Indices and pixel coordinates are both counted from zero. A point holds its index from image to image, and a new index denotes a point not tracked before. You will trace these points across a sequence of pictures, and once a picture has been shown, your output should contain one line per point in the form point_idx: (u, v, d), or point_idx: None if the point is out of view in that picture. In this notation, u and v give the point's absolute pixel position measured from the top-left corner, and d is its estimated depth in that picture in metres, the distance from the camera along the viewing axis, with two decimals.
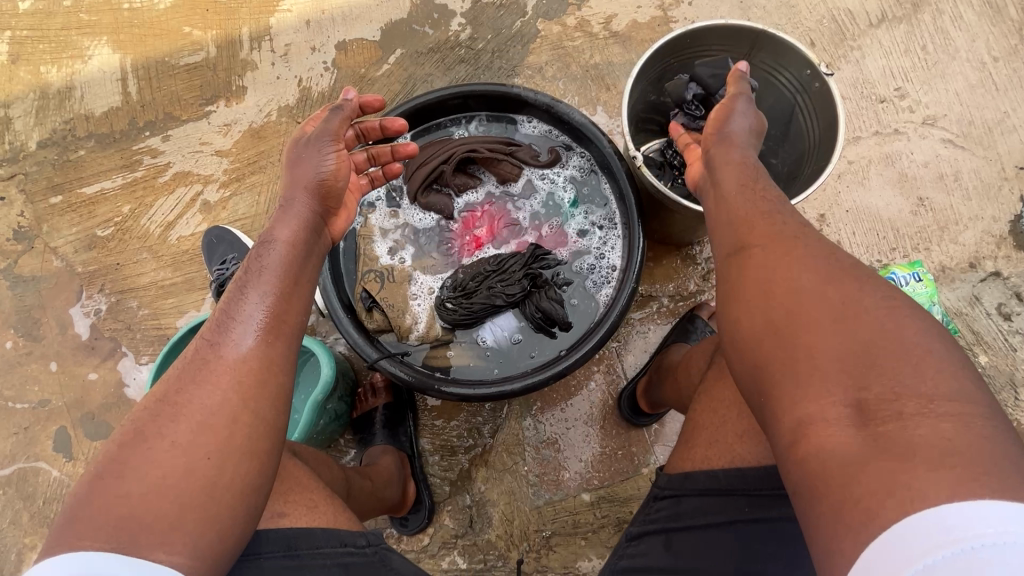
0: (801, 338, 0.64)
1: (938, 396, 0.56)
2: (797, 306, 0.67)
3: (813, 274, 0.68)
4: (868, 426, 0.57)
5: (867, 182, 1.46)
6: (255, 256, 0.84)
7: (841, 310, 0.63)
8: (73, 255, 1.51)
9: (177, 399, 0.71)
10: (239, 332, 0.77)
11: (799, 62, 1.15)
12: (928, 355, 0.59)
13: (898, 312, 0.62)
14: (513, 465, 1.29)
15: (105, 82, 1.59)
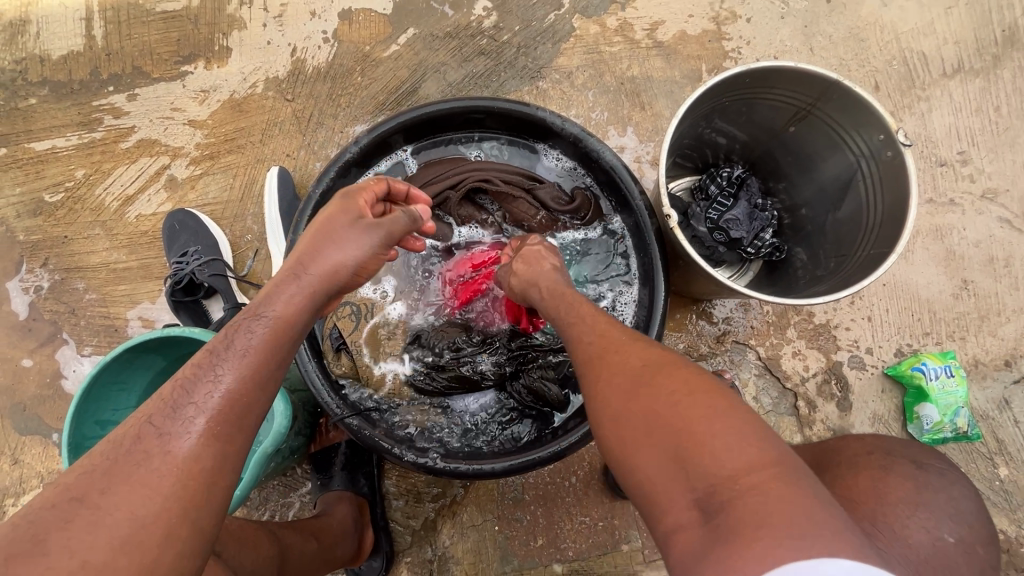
0: (633, 451, 0.60)
1: (736, 463, 0.52)
2: (621, 418, 0.63)
3: (628, 380, 0.64)
4: (705, 518, 0.51)
5: (911, 255, 1.32)
6: (246, 322, 0.71)
7: (648, 404, 0.60)
8: (15, 220, 1.33)
9: (124, 480, 0.58)
10: (196, 413, 0.63)
11: (873, 124, 0.90)
12: (716, 424, 0.55)
13: (693, 393, 0.59)
14: (482, 523, 1.18)
15: (66, 20, 1.37)
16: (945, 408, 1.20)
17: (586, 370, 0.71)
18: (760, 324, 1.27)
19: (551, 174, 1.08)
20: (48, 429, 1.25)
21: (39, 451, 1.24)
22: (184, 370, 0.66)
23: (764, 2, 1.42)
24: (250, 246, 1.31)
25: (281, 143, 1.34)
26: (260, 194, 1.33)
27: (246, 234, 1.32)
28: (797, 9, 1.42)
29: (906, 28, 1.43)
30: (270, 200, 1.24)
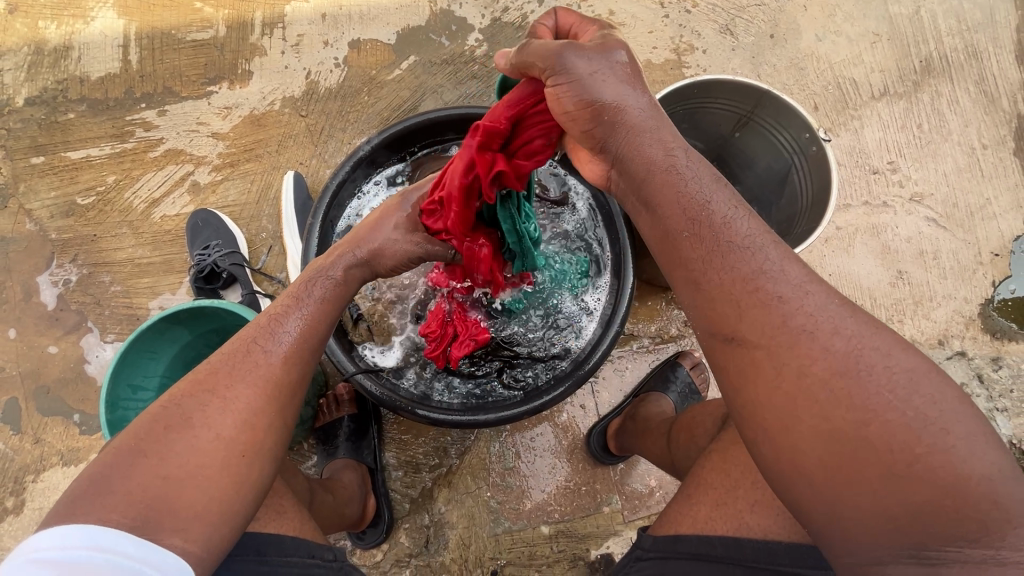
0: (844, 455, 0.57)
1: (970, 472, 0.54)
2: (829, 416, 0.58)
3: (823, 375, 0.59)
4: (917, 534, 0.54)
5: (852, 250, 1.51)
6: (316, 277, 0.90)
7: (868, 419, 0.57)
8: (48, 220, 1.46)
9: (214, 389, 0.71)
10: (284, 336, 0.79)
11: (799, 125, 1.09)
12: (940, 427, 0.56)
13: (914, 405, 0.57)
14: (476, 490, 1.28)
15: (106, 46, 1.54)
16: None
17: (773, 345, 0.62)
18: None
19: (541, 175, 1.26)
20: (71, 410, 1.34)
21: (60, 431, 1.33)
22: (268, 310, 0.83)
23: (717, 36, 1.65)
24: (265, 243, 1.46)
25: (295, 153, 1.50)
26: (276, 197, 1.48)
27: (262, 232, 1.46)
28: (745, 42, 1.66)
29: (839, 59, 1.66)
30: (286, 201, 1.39)
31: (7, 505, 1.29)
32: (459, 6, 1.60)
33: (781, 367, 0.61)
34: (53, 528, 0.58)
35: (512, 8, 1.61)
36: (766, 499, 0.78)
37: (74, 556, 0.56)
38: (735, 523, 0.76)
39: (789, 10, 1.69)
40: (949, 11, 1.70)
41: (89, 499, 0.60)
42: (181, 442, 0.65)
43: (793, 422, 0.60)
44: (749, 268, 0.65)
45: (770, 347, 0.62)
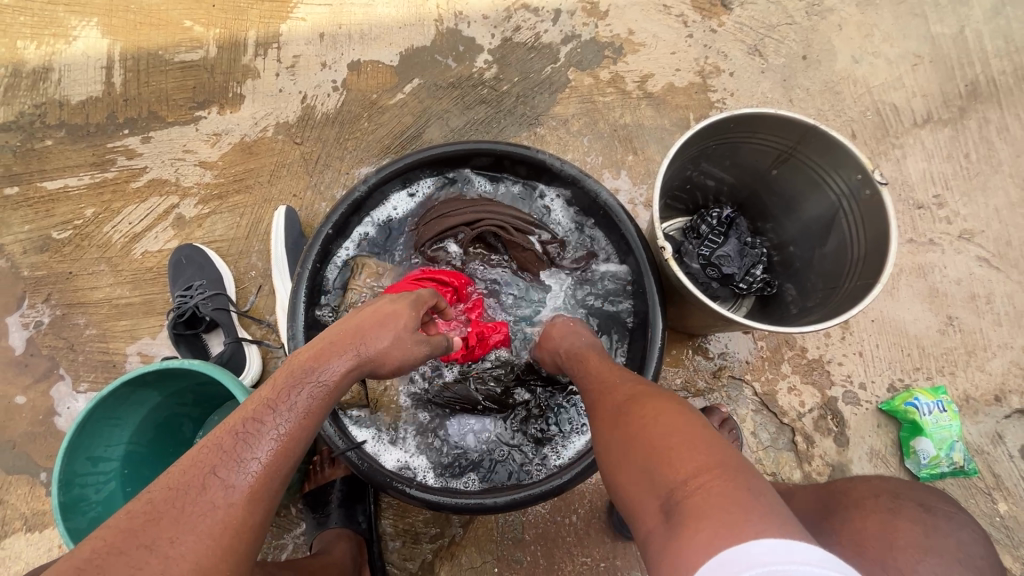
0: (615, 471, 0.64)
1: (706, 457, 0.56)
2: (608, 443, 0.67)
3: (614, 409, 0.71)
4: (666, 515, 0.54)
5: (896, 293, 1.37)
6: (301, 380, 0.71)
7: (636, 429, 0.64)
8: (21, 256, 1.35)
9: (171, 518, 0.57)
10: (251, 466, 0.63)
11: (851, 165, 0.96)
12: (686, 428, 0.60)
13: (668, 418, 0.63)
14: (481, 565, 1.15)
15: (88, 68, 1.44)
16: (940, 442, 1.21)
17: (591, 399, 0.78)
18: (754, 358, 1.30)
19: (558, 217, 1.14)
20: (37, 467, 1.22)
21: (25, 491, 1.21)
22: (236, 420, 0.66)
23: (745, 58, 1.53)
24: (254, 282, 1.34)
25: (288, 184, 1.39)
26: (266, 232, 1.37)
27: (251, 270, 1.34)
28: (775, 64, 1.53)
29: (877, 82, 1.54)
30: (277, 239, 1.27)
31: None
32: (467, 25, 1.48)
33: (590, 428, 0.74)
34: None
35: (524, 28, 1.49)
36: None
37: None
38: None
39: (822, 29, 1.57)
40: (996, 31, 1.58)
41: None
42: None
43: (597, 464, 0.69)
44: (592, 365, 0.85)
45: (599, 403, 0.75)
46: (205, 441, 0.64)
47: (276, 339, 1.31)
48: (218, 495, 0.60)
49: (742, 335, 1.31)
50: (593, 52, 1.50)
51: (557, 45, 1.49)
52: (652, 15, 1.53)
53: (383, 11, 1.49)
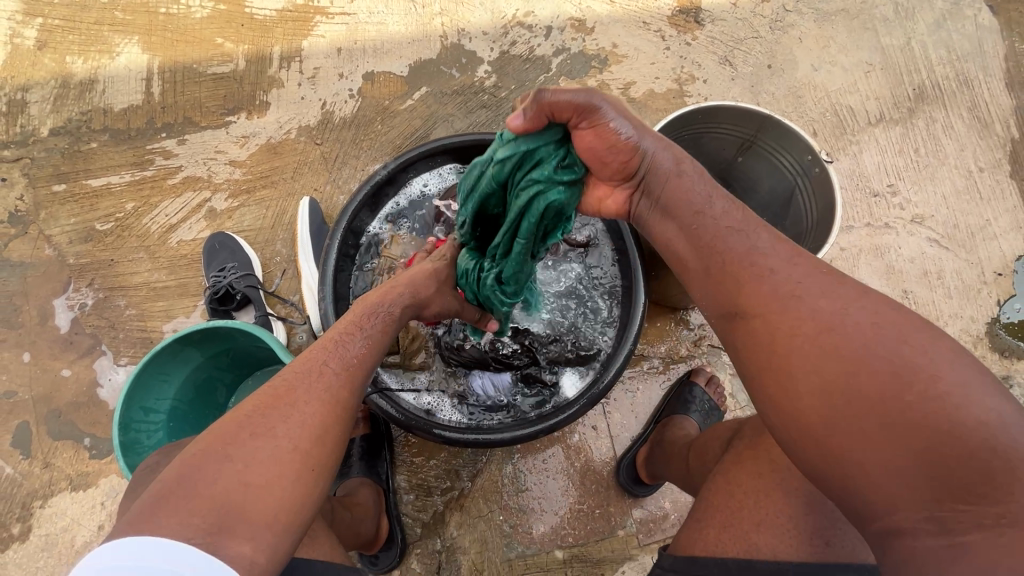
0: (817, 382, 0.62)
1: (988, 434, 0.53)
2: (813, 351, 0.64)
3: (828, 347, 0.63)
4: (936, 509, 0.54)
5: (856, 270, 1.53)
6: (373, 311, 0.92)
7: (881, 392, 0.58)
8: (67, 245, 1.49)
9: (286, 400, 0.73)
10: (346, 366, 0.81)
11: (802, 148, 1.13)
12: (961, 399, 0.55)
13: (932, 378, 0.56)
14: (488, 514, 1.27)
15: (130, 80, 1.61)
16: None
17: (759, 296, 0.71)
18: None
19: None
20: (81, 433, 1.34)
21: (70, 455, 1.32)
22: (328, 338, 0.84)
23: (716, 67, 1.72)
24: (279, 266, 1.48)
25: (310, 180, 1.55)
26: (290, 222, 1.52)
27: (276, 256, 1.49)
28: (743, 72, 1.72)
29: (835, 87, 1.73)
30: (302, 225, 1.42)
31: (13, 531, 1.28)
32: (469, 40, 1.67)
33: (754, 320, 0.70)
34: (127, 533, 0.57)
35: (520, 42, 1.68)
36: (771, 517, 0.77)
37: (147, 566, 0.55)
38: (744, 545, 0.76)
39: (785, 41, 1.76)
40: (938, 42, 1.78)
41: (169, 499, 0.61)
42: (257, 448, 0.67)
43: (778, 357, 0.66)
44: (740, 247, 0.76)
45: (772, 322, 0.68)
46: (310, 349, 0.82)
47: (298, 317, 1.45)
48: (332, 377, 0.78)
49: None
50: (581, 63, 1.68)
51: (549, 57, 1.68)
52: (633, 30, 1.72)
53: (393, 28, 1.67)
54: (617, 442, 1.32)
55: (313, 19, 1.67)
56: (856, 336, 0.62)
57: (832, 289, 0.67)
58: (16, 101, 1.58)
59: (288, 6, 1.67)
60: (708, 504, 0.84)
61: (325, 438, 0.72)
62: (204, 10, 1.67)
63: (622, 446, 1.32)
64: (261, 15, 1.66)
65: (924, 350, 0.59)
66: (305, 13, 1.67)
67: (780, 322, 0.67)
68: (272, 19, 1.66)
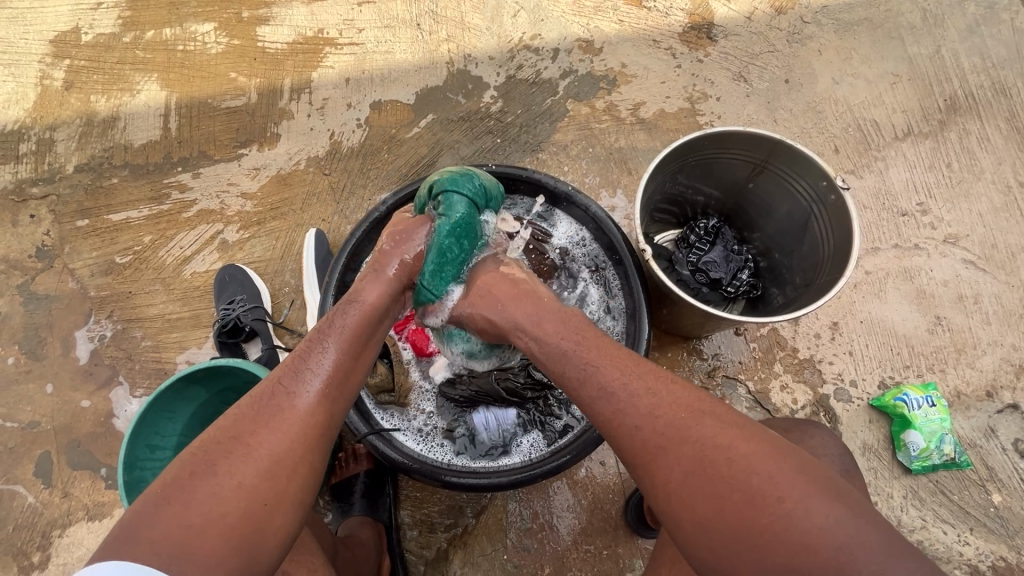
0: (734, 567, 0.66)
1: (832, 540, 0.62)
2: (718, 536, 0.67)
3: (707, 488, 0.69)
4: None
5: (884, 295, 1.44)
6: (345, 307, 0.89)
7: (764, 535, 0.65)
8: (88, 278, 1.54)
9: (238, 435, 0.74)
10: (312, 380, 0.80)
11: (816, 173, 1.07)
12: (805, 509, 0.65)
13: (790, 507, 0.65)
14: (492, 552, 1.24)
15: (149, 116, 1.66)
16: (930, 435, 1.27)
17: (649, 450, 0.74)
18: (748, 358, 1.39)
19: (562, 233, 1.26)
20: (99, 463, 1.38)
21: (87, 485, 1.36)
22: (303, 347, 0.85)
23: (730, 84, 1.66)
24: (287, 297, 1.51)
25: (318, 211, 1.56)
26: (299, 253, 1.54)
27: (285, 287, 1.51)
28: (759, 88, 1.66)
29: (858, 101, 1.65)
30: (307, 257, 1.43)
31: (34, 559, 1.32)
32: (475, 65, 1.67)
33: (658, 479, 0.73)
34: (93, 564, 0.62)
35: (526, 66, 1.66)
36: None
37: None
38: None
39: (803, 54, 1.69)
40: (972, 49, 1.67)
41: (124, 541, 0.64)
42: (204, 488, 0.69)
43: (691, 527, 0.69)
44: (620, 381, 0.79)
45: (657, 472, 0.73)
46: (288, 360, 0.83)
47: None
48: (289, 399, 0.77)
49: (734, 336, 1.40)
50: (589, 84, 1.65)
51: (556, 80, 1.66)
52: (642, 49, 1.68)
53: (401, 56, 1.68)
54: (625, 480, 1.27)
55: (323, 50, 1.69)
56: (721, 462, 0.69)
57: (689, 412, 0.74)
58: (44, 140, 1.66)
59: (298, 38, 1.70)
60: (663, 544, 0.97)
61: (277, 471, 0.72)
62: (219, 45, 1.71)
63: (631, 482, 1.27)
64: (273, 49, 1.70)
65: (769, 470, 0.68)
66: (315, 44, 1.70)
67: (661, 470, 0.72)
68: (283, 52, 1.69)
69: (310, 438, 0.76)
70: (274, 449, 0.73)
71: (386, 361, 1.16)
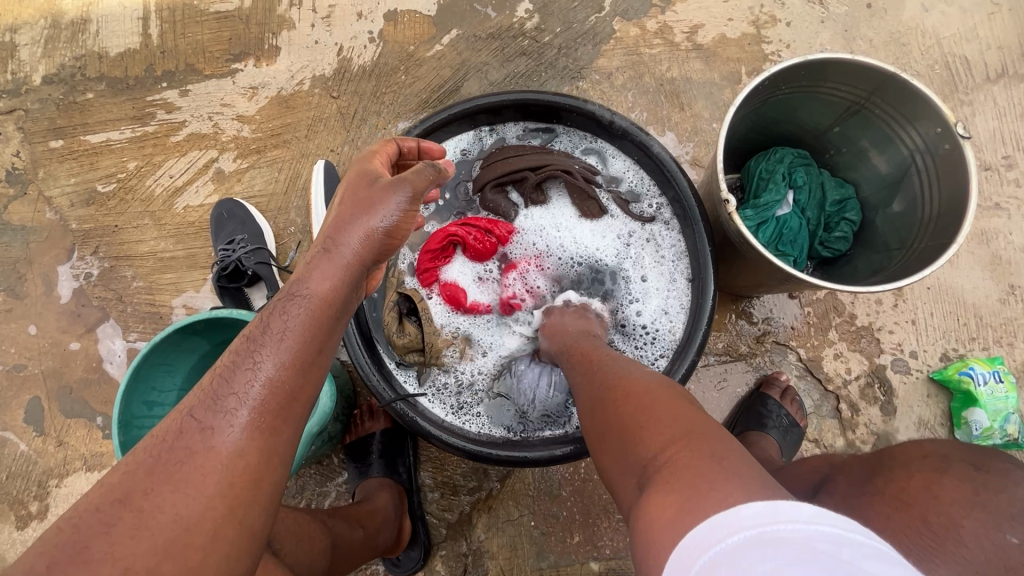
0: (605, 434, 0.64)
1: (660, 420, 0.58)
2: (597, 408, 0.68)
3: (599, 382, 0.71)
4: (646, 487, 0.54)
5: (955, 260, 1.30)
6: (283, 303, 0.69)
7: (617, 407, 0.64)
8: (68, 209, 1.37)
9: (142, 487, 0.55)
10: (238, 417, 0.61)
11: (931, 117, 0.91)
12: (661, 400, 0.61)
13: (647, 395, 0.63)
14: (519, 518, 1.17)
15: (125, 19, 1.42)
16: (994, 413, 1.17)
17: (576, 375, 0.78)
18: (801, 323, 1.27)
19: (614, 174, 1.09)
20: (94, 412, 1.28)
21: (83, 434, 1.26)
22: (224, 363, 0.64)
23: (804, 6, 1.43)
24: (293, 238, 1.35)
25: (325, 139, 1.37)
26: (304, 187, 1.36)
27: (290, 226, 1.35)
28: (837, 13, 1.43)
29: (948, 32, 1.42)
30: (314, 192, 1.25)
31: (31, 509, 1.24)
32: None
33: (576, 387, 0.76)
34: None
35: None
36: None
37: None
38: None
39: None
40: None
41: None
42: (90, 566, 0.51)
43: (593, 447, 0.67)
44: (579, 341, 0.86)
45: (576, 378, 0.77)
46: (207, 379, 0.63)
47: None
48: (200, 438, 0.59)
49: (789, 300, 1.27)
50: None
51: None
52: None
53: None
54: None
55: None
56: (624, 372, 0.71)
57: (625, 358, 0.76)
58: (5, 44, 1.43)
59: None
60: None
61: (196, 531, 0.55)
62: None
63: None
64: None
65: (660, 384, 0.66)
66: None
67: (580, 374, 0.77)
68: None
69: (246, 479, 0.59)
70: (178, 513, 0.55)
71: (415, 320, 1.04)
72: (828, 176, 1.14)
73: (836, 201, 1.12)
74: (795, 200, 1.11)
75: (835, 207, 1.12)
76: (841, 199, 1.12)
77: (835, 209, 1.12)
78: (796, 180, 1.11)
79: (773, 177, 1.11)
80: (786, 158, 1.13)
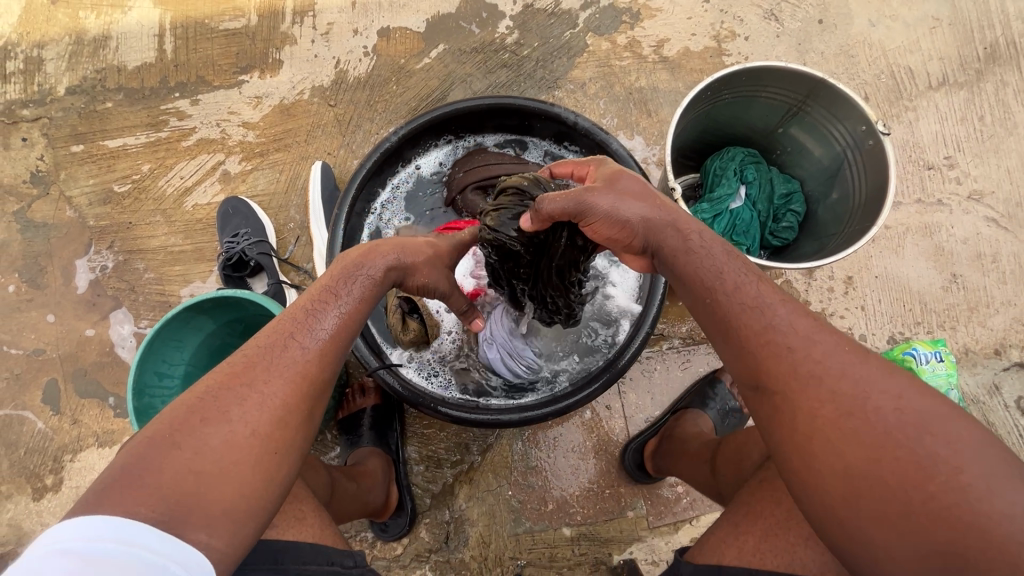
0: (857, 486, 0.58)
1: (970, 492, 0.54)
2: (838, 445, 0.60)
3: (850, 417, 0.60)
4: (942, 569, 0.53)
5: (901, 251, 1.41)
6: (351, 273, 0.87)
7: (886, 463, 0.57)
8: (87, 207, 1.49)
9: (244, 379, 0.70)
10: (318, 335, 0.77)
11: (856, 117, 1.03)
12: (948, 456, 0.56)
13: (931, 447, 0.56)
14: (498, 488, 1.27)
15: (142, 36, 1.56)
16: (935, 389, 1.27)
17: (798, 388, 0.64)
18: None
19: None
20: (107, 393, 1.38)
21: (96, 413, 1.37)
22: (298, 308, 0.80)
23: (761, 23, 1.56)
24: (292, 233, 1.46)
25: (323, 143, 1.50)
26: (303, 187, 1.49)
27: (290, 222, 1.47)
28: (791, 28, 1.57)
29: (893, 45, 1.56)
30: (313, 190, 1.38)
31: (47, 482, 1.34)
32: None
33: (790, 405, 0.64)
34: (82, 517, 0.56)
35: None
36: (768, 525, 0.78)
37: (103, 548, 0.54)
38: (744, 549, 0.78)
39: None
40: None
41: (115, 493, 0.58)
42: (199, 439, 0.63)
43: (817, 483, 0.61)
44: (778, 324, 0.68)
45: (796, 399, 0.63)
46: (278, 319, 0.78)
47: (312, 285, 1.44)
48: (298, 352, 0.74)
49: None
50: (610, 17, 1.55)
51: (576, 11, 1.56)
52: None
53: None
54: (632, 424, 1.28)
55: None
56: (877, 403, 0.60)
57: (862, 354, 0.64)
58: (32, 59, 1.56)
59: None
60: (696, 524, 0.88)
61: (284, 420, 0.69)
62: None
63: (635, 425, 1.28)
64: None
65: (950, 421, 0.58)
66: None
67: (802, 394, 0.63)
68: None
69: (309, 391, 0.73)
70: (284, 398, 0.70)
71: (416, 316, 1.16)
72: (777, 172, 1.26)
73: (785, 194, 1.23)
74: (747, 193, 1.22)
75: (783, 200, 1.23)
76: (789, 192, 1.23)
77: (784, 201, 1.23)
78: (748, 175, 1.23)
79: (727, 172, 1.23)
80: (739, 156, 1.25)
